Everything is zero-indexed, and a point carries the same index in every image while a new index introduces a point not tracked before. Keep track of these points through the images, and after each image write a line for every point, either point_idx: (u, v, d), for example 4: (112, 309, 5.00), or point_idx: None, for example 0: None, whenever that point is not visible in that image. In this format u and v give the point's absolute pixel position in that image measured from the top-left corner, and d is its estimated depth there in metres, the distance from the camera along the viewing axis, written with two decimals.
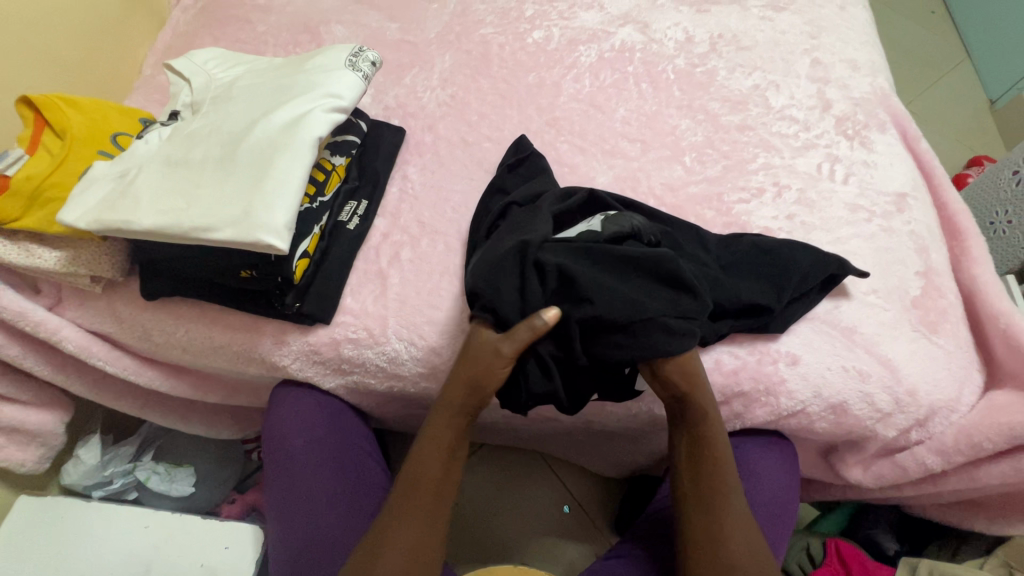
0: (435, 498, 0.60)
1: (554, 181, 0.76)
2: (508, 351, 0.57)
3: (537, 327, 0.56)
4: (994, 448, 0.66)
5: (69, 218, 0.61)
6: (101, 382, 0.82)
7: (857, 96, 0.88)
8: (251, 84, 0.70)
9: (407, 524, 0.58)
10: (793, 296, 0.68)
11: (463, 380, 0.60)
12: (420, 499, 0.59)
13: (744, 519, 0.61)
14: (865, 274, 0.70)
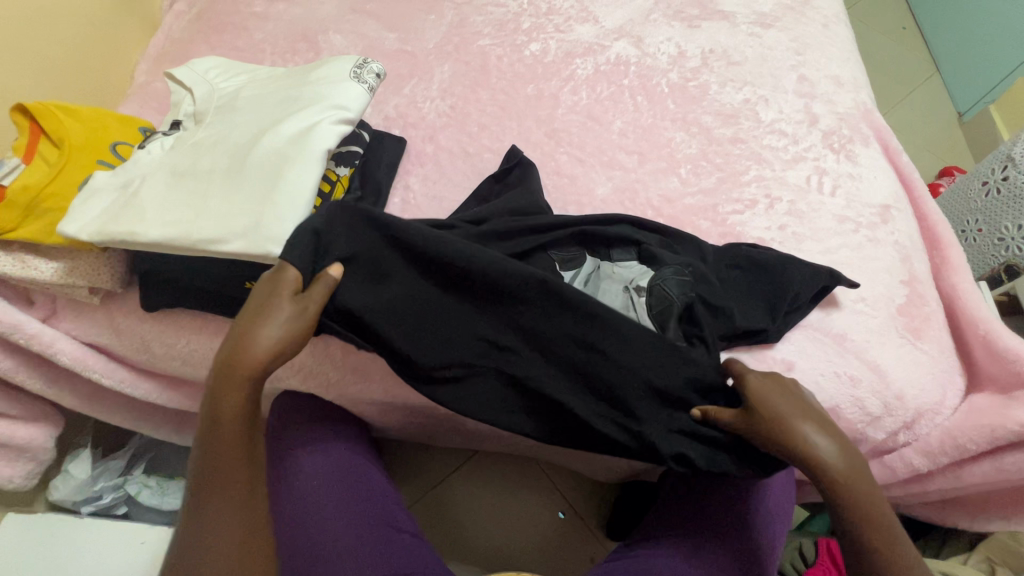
0: (240, 489, 0.52)
1: (540, 193, 0.77)
2: (306, 308, 0.55)
3: (331, 280, 0.56)
4: (978, 448, 0.68)
5: (70, 229, 0.60)
6: (95, 395, 0.81)
7: (842, 111, 0.92)
8: (256, 95, 0.69)
9: (223, 524, 0.51)
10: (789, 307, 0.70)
11: (239, 344, 0.53)
12: (224, 493, 0.52)
13: None
14: (856, 284, 0.73)
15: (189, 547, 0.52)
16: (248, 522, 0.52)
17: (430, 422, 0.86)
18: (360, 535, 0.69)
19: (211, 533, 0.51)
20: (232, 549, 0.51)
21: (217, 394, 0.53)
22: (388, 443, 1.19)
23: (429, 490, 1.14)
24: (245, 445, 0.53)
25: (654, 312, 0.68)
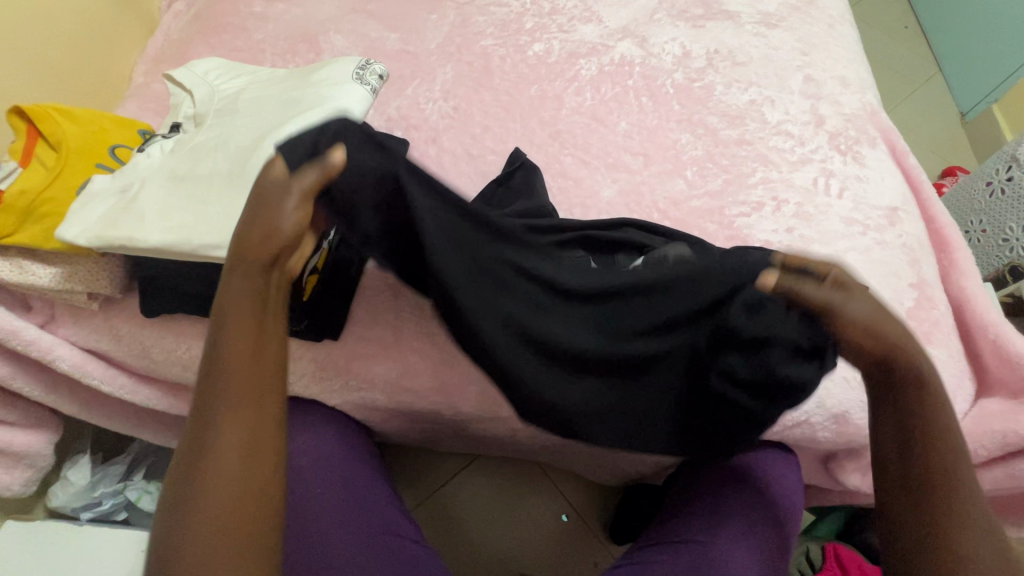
0: (252, 385, 0.46)
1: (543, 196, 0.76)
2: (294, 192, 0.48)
3: (327, 167, 0.49)
4: (989, 454, 0.68)
5: (69, 234, 0.59)
6: (95, 401, 0.80)
7: (848, 112, 0.91)
8: (257, 97, 0.68)
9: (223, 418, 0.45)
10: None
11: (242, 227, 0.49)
12: (238, 386, 0.45)
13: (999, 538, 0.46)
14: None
15: (193, 436, 0.45)
16: (261, 428, 0.45)
17: (434, 426, 0.85)
18: (368, 544, 0.68)
19: (224, 430, 0.44)
20: (245, 453, 0.44)
21: (230, 276, 0.48)
22: (389, 447, 1.18)
23: (432, 493, 1.14)
24: (260, 338, 0.47)
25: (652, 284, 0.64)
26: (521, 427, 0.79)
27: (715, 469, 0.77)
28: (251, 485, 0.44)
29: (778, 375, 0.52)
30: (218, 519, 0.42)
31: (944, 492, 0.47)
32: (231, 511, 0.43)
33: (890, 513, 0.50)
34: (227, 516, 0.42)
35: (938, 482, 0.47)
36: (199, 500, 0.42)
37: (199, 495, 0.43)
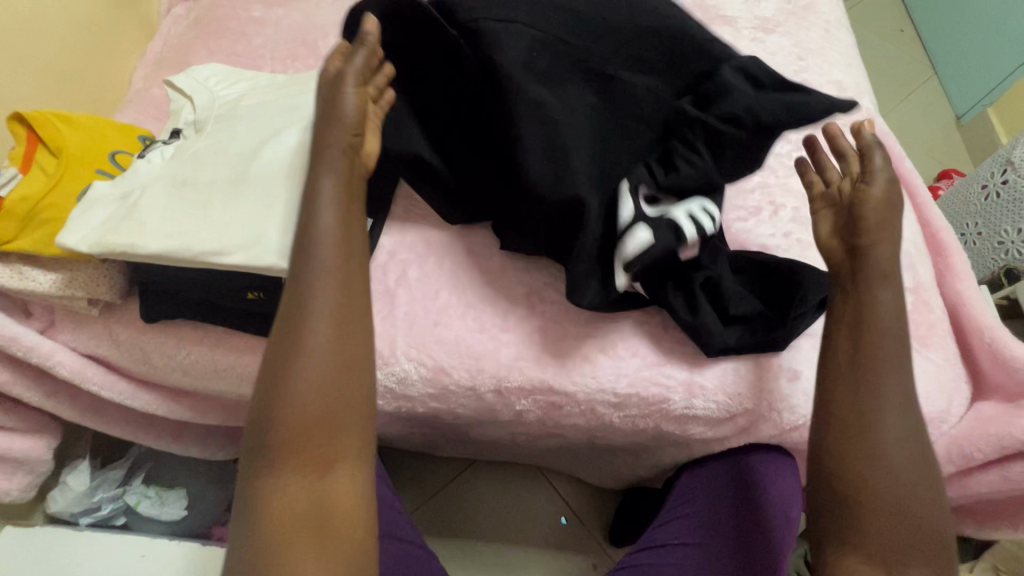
0: (340, 274, 0.47)
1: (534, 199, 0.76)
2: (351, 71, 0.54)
3: (370, 40, 0.56)
4: (984, 457, 0.68)
5: (69, 240, 0.59)
6: (95, 407, 0.80)
7: (845, 117, 0.92)
8: (257, 103, 0.69)
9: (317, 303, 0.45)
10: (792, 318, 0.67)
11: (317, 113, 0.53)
12: (328, 271, 0.46)
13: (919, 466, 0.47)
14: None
15: (288, 320, 0.45)
16: (348, 313, 0.46)
17: (433, 430, 0.85)
18: None
19: (318, 311, 0.45)
20: (333, 336, 0.45)
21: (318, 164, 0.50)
22: (389, 450, 1.19)
23: (431, 496, 1.14)
24: (347, 230, 0.49)
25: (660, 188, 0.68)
26: (521, 430, 0.79)
27: (722, 475, 0.77)
28: (338, 366, 0.45)
29: (739, 113, 0.63)
30: (307, 389, 0.43)
31: (873, 384, 0.48)
32: (320, 388, 0.44)
33: (828, 406, 0.50)
34: (314, 391, 0.43)
35: (870, 373, 0.48)
36: (292, 376, 0.43)
37: (291, 369, 0.43)
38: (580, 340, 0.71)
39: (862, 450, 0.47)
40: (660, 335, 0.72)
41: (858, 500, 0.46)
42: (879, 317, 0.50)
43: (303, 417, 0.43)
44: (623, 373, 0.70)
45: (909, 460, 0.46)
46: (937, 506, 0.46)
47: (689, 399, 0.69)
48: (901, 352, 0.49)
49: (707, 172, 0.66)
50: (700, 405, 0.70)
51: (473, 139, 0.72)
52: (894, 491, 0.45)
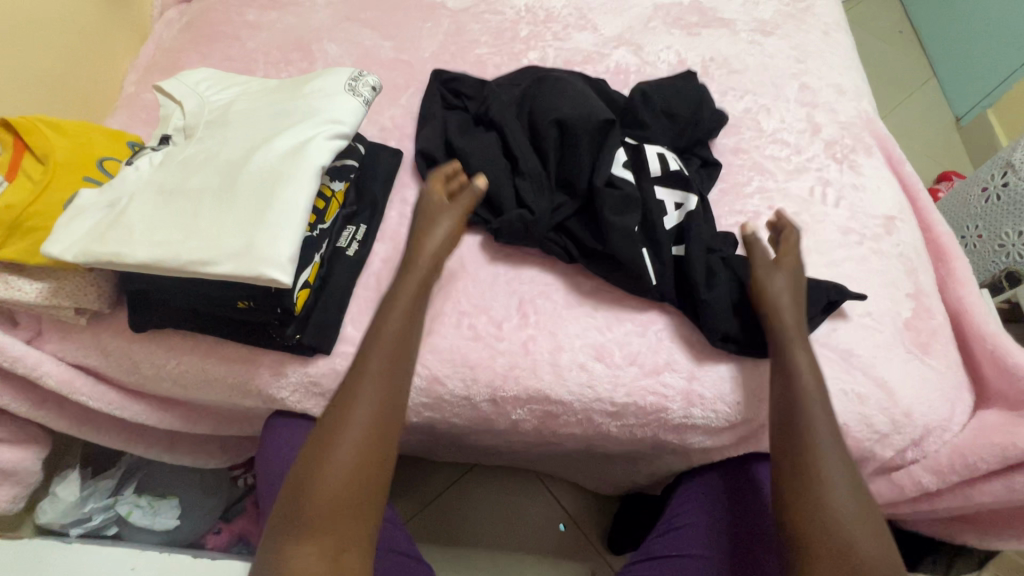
0: (382, 385, 0.59)
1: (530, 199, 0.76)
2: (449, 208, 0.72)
3: (474, 190, 0.73)
4: (988, 467, 0.66)
5: (55, 250, 0.57)
6: (84, 417, 0.78)
7: (844, 120, 0.91)
8: (249, 109, 0.68)
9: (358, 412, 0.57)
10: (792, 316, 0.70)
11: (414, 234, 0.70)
12: (377, 384, 0.59)
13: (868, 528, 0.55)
14: (863, 297, 0.72)
15: (335, 417, 0.57)
16: (384, 419, 0.58)
17: (428, 439, 0.84)
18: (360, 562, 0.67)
19: (359, 413, 0.57)
20: (367, 434, 0.57)
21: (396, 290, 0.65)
22: None
23: (429, 503, 1.12)
24: (401, 348, 0.61)
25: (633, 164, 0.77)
26: (517, 438, 0.78)
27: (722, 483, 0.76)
28: (369, 460, 0.56)
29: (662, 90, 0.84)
30: (342, 474, 0.54)
31: (810, 456, 0.59)
32: (349, 479, 0.54)
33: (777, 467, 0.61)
34: (345, 477, 0.54)
35: (805, 446, 0.59)
36: (328, 463, 0.54)
37: (330, 457, 0.54)
38: (577, 348, 0.70)
39: (805, 512, 0.56)
40: (659, 344, 0.71)
41: (811, 557, 0.55)
42: (804, 392, 0.62)
43: (331, 497, 0.53)
44: (622, 382, 0.69)
45: (857, 516, 0.55)
46: (889, 557, 0.54)
47: (688, 408, 0.68)
48: (830, 426, 0.60)
49: (658, 134, 0.81)
50: (699, 414, 0.69)
51: (480, 141, 0.79)
52: (843, 546, 0.54)
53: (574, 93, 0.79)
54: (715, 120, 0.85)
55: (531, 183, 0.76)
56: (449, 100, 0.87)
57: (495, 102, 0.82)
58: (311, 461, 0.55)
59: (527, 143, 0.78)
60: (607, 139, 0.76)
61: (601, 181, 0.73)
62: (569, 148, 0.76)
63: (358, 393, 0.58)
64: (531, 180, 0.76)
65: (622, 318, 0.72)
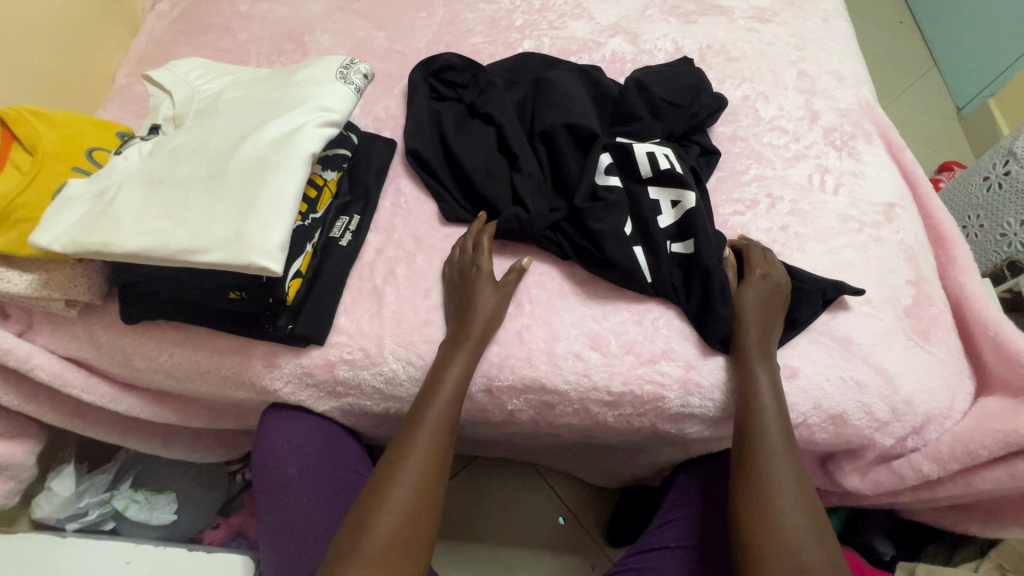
0: (438, 435, 0.61)
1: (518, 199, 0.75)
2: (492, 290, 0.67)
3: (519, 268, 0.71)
4: (990, 454, 0.66)
5: (42, 240, 0.57)
6: (77, 411, 0.78)
7: (843, 107, 0.90)
8: (238, 97, 0.67)
9: (410, 468, 0.58)
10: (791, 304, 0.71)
11: (463, 306, 0.67)
12: (434, 435, 0.60)
13: (808, 525, 0.57)
14: (861, 291, 0.72)
15: (384, 473, 0.58)
16: (431, 480, 0.58)
17: None
18: None
19: (415, 460, 0.58)
20: (416, 492, 0.57)
21: (451, 346, 0.65)
22: None
23: None
24: (453, 411, 0.62)
25: (623, 160, 0.76)
26: (514, 430, 0.78)
27: (721, 474, 0.74)
28: (420, 508, 0.57)
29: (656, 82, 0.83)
30: (395, 518, 0.55)
31: (764, 470, 0.60)
32: (398, 533, 0.54)
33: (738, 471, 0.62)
34: (399, 522, 0.55)
35: (758, 460, 0.61)
36: (380, 514, 0.55)
37: (386, 502, 0.55)
38: (573, 337, 0.69)
39: (756, 524, 0.58)
40: (656, 333, 0.70)
41: (762, 568, 0.56)
42: (763, 399, 0.64)
43: (384, 543, 0.53)
44: (618, 371, 0.68)
45: (805, 524, 0.57)
46: (837, 567, 0.55)
47: (685, 397, 0.68)
48: (785, 440, 0.62)
49: (652, 125, 0.80)
50: (697, 403, 0.68)
51: (470, 142, 0.79)
52: (790, 555, 0.55)
53: (566, 95, 0.79)
54: (712, 104, 0.84)
55: (527, 182, 0.75)
56: (440, 92, 0.85)
57: (487, 96, 0.81)
58: (365, 507, 0.55)
59: (519, 141, 0.78)
60: (593, 143, 0.76)
61: (587, 186, 0.74)
62: (556, 153, 0.76)
63: (414, 443, 0.59)
64: (520, 178, 0.75)
65: (618, 307, 0.72)
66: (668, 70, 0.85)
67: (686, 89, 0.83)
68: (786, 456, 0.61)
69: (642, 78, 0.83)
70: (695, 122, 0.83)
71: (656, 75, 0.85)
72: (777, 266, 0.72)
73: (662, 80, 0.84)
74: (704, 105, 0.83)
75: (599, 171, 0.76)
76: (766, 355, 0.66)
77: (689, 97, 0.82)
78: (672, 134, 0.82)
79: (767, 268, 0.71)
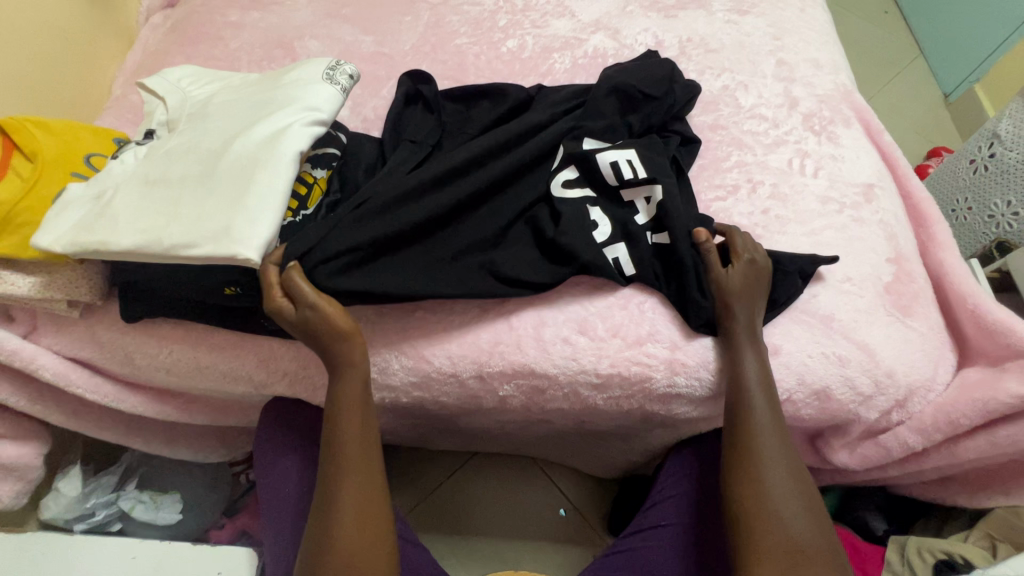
0: (359, 438, 0.62)
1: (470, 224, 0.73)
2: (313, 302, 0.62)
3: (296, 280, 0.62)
4: (971, 423, 0.67)
5: (44, 241, 0.59)
6: (81, 411, 0.80)
7: (822, 93, 0.92)
8: (228, 101, 0.69)
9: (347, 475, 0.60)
10: (779, 280, 0.73)
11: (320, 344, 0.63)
12: (350, 452, 0.61)
13: (794, 493, 0.59)
14: (835, 259, 0.74)
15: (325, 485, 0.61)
16: (369, 477, 0.61)
17: (423, 422, 0.85)
18: None
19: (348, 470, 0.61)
20: (361, 491, 0.60)
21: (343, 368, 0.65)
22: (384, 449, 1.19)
23: (430, 493, 1.13)
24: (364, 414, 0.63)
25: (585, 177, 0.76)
26: (509, 417, 0.79)
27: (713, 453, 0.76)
28: (368, 507, 0.60)
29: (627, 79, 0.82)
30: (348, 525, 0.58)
31: (753, 443, 0.62)
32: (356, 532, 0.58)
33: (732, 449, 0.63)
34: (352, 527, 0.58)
35: (747, 433, 0.62)
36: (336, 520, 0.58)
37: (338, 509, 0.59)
38: (560, 322, 0.71)
39: (747, 493, 0.60)
40: (641, 316, 0.72)
41: (753, 533, 0.58)
42: (750, 376, 0.65)
43: (347, 545, 0.57)
44: (605, 354, 0.70)
45: (791, 493, 0.59)
46: (825, 531, 0.58)
47: (671, 377, 0.69)
48: (773, 419, 0.63)
49: (619, 124, 0.80)
50: (683, 382, 0.70)
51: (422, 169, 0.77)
52: (779, 523, 0.57)
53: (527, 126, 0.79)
54: (686, 94, 0.86)
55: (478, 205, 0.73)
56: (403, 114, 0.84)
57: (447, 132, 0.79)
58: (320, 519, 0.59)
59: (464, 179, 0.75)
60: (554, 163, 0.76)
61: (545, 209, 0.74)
62: (501, 198, 0.74)
63: (338, 466, 0.61)
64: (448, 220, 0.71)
65: (604, 292, 0.73)
66: (638, 63, 0.86)
67: (659, 77, 0.84)
68: (773, 435, 0.62)
69: (613, 77, 0.83)
70: (672, 113, 0.85)
71: (627, 70, 0.84)
72: (758, 249, 0.72)
73: (638, 73, 0.83)
74: (680, 96, 0.85)
75: (556, 184, 0.75)
76: (755, 338, 0.67)
77: (665, 87, 0.84)
78: (650, 127, 0.83)
79: (750, 250, 0.71)
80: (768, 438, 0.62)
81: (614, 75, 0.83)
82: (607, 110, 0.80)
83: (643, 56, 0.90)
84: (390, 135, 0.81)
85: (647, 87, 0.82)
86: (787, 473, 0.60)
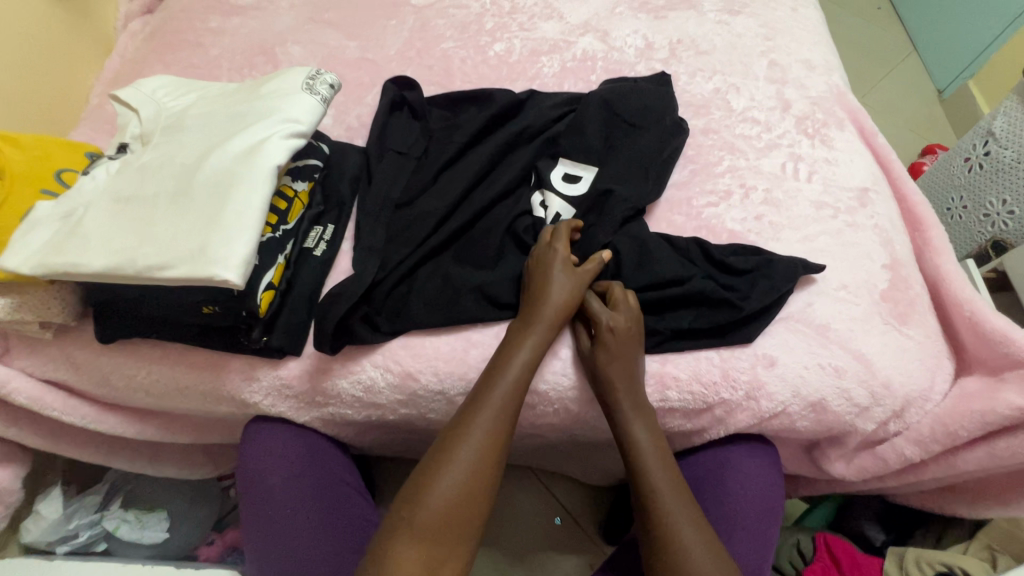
0: (508, 400, 0.60)
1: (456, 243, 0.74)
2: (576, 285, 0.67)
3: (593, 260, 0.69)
4: (969, 434, 0.66)
5: (11, 263, 0.57)
6: (60, 433, 0.78)
7: (815, 95, 0.90)
8: (204, 113, 0.67)
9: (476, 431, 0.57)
10: (783, 278, 0.70)
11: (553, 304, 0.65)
12: (495, 418, 0.58)
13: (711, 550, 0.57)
14: (824, 268, 0.72)
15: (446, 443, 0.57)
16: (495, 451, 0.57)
17: (413, 438, 0.82)
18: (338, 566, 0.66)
19: (484, 425, 0.58)
20: (479, 456, 0.56)
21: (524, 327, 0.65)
22: None
23: None
24: (520, 384, 0.61)
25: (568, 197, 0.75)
26: None
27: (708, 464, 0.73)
28: (478, 481, 0.56)
29: (615, 98, 0.82)
30: (450, 489, 0.54)
31: (657, 508, 0.60)
32: (456, 497, 0.54)
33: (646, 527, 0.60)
34: (452, 494, 0.54)
35: (647, 498, 0.61)
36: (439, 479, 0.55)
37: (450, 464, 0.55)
38: None
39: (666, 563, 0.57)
40: None
41: None
42: (639, 441, 0.63)
43: (440, 513, 0.53)
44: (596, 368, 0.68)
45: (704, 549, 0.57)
46: None
47: (663, 391, 0.68)
48: (671, 478, 0.61)
49: (606, 138, 0.79)
50: (675, 397, 0.68)
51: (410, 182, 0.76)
52: None
53: (514, 140, 0.79)
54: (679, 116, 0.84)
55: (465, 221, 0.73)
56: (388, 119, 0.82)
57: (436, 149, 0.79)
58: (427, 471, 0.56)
59: (446, 195, 0.74)
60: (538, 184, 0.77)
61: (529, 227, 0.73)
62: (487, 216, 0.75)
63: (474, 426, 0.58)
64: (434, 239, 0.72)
65: None
66: (636, 86, 0.84)
67: (653, 100, 0.83)
68: (672, 495, 0.60)
69: (602, 93, 0.82)
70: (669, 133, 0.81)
71: (619, 90, 0.83)
72: (620, 311, 0.67)
73: (628, 98, 0.82)
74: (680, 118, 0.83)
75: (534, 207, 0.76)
76: (641, 409, 0.64)
77: (659, 108, 0.82)
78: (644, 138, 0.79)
79: (622, 313, 0.66)
80: (671, 500, 0.60)
81: (604, 94, 0.82)
82: (594, 123, 0.79)
83: (642, 79, 0.88)
84: (374, 143, 0.79)
85: (638, 108, 0.81)
86: (696, 530, 0.58)
